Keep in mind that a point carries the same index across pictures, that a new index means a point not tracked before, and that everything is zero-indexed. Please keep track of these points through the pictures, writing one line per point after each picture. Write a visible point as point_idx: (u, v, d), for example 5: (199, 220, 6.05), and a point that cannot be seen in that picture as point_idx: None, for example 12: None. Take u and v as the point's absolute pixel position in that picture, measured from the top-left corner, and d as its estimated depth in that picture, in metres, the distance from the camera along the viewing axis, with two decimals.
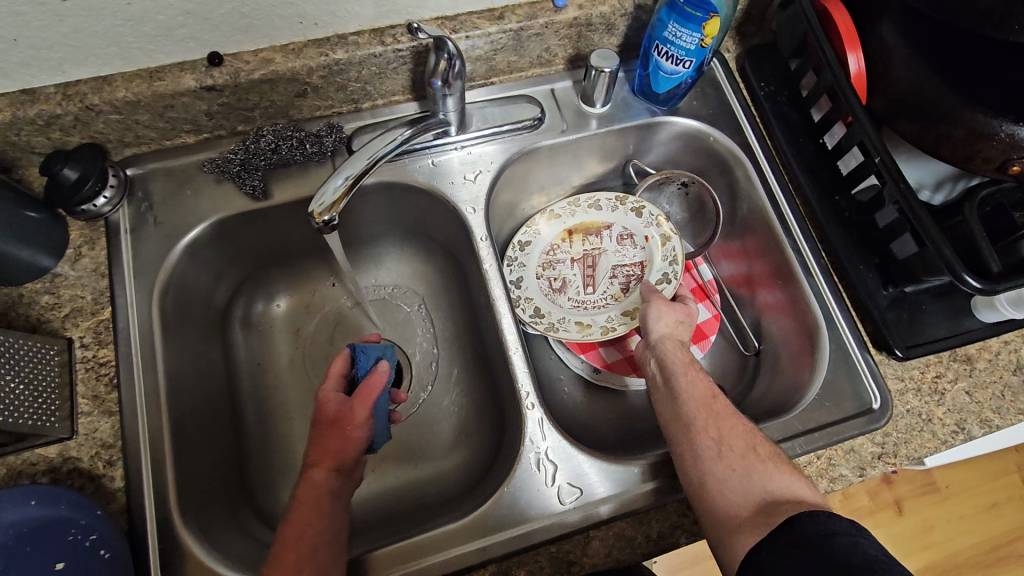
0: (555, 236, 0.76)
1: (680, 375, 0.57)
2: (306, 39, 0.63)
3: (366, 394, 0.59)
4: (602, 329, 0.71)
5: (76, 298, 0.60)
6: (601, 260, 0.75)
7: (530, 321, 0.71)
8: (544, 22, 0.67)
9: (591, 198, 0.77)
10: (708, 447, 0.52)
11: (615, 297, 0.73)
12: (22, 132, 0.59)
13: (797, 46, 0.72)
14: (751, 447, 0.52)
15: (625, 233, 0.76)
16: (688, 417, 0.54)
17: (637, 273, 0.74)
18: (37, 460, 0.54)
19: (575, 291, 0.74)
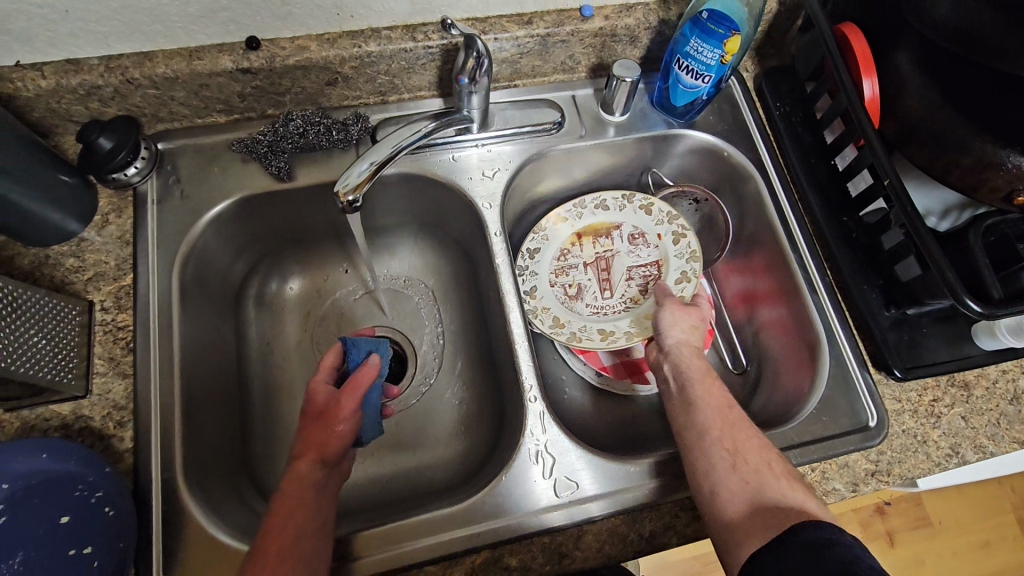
0: (565, 237, 0.77)
1: (696, 382, 0.58)
2: (341, 30, 0.65)
3: (354, 386, 0.60)
4: (627, 334, 0.72)
5: (100, 263, 0.62)
6: (614, 262, 0.77)
7: (551, 331, 0.71)
8: (570, 29, 0.70)
9: (600, 200, 0.78)
10: (724, 459, 0.52)
11: (635, 301, 0.75)
12: (63, 100, 0.61)
13: (814, 69, 0.74)
14: (767, 463, 0.52)
15: (636, 234, 0.78)
16: (706, 427, 0.55)
17: (653, 272, 0.76)
18: (50, 416, 0.55)
19: (593, 296, 0.75)
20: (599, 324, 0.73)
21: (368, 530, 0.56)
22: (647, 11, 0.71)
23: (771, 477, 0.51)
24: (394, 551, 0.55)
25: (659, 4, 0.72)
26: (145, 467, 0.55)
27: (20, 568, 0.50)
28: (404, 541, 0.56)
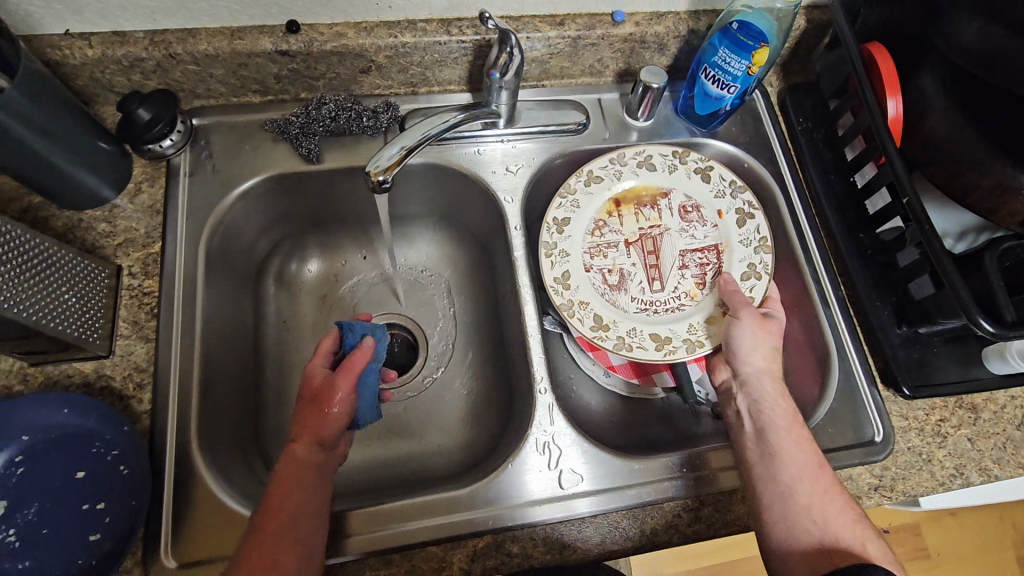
0: (603, 205, 0.73)
1: (782, 431, 0.57)
2: (378, 20, 0.67)
3: (350, 367, 0.60)
4: (683, 341, 0.66)
5: (130, 230, 0.64)
6: (663, 242, 0.72)
7: (595, 335, 0.66)
8: (601, 33, 0.71)
9: (646, 157, 0.74)
10: (809, 530, 0.52)
11: (689, 296, 0.69)
12: (107, 70, 0.63)
13: (839, 86, 0.75)
14: (859, 538, 0.52)
15: (688, 204, 0.73)
16: (793, 488, 0.54)
17: (709, 257, 0.71)
18: (74, 373, 0.57)
19: (640, 291, 0.69)
20: (650, 327, 0.67)
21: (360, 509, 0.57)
22: (678, 20, 0.72)
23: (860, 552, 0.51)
24: (396, 529, 0.56)
25: (690, 14, 0.73)
26: (160, 430, 0.56)
27: (36, 518, 0.51)
28: (407, 520, 0.57)
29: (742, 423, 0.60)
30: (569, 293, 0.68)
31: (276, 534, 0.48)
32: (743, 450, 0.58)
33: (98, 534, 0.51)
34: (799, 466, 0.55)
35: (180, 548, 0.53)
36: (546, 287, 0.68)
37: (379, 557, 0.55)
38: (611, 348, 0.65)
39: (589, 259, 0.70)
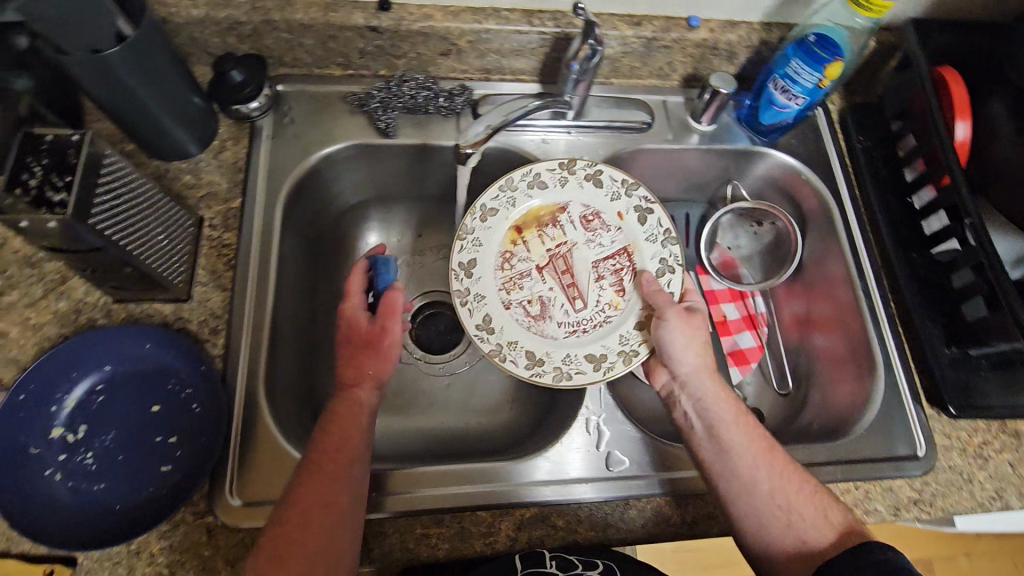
0: (505, 235, 0.71)
1: (730, 425, 0.58)
2: (466, 5, 0.69)
3: (390, 310, 0.59)
4: (618, 351, 0.66)
5: (212, 184, 0.67)
6: (573, 257, 0.72)
7: (532, 374, 0.65)
8: (676, 36, 0.72)
9: (535, 177, 0.71)
10: (776, 517, 0.54)
11: (613, 305, 0.70)
12: (206, 31, 0.66)
13: (902, 108, 0.75)
14: (820, 513, 0.54)
15: (589, 213, 0.73)
16: (753, 479, 0.56)
17: (622, 260, 0.71)
18: (154, 313, 0.60)
19: (565, 314, 0.69)
20: (584, 348, 0.67)
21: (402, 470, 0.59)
22: (751, 31, 0.74)
23: (827, 530, 0.53)
24: (446, 492, 0.58)
25: (763, 25, 0.74)
26: (232, 375, 0.59)
27: (112, 444, 0.55)
28: (453, 485, 0.58)
29: (692, 423, 0.61)
30: (495, 337, 0.67)
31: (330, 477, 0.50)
32: (696, 448, 0.60)
33: (169, 466, 0.55)
34: (752, 455, 0.57)
35: (245, 488, 0.56)
36: (471, 337, 0.66)
37: (432, 518, 0.57)
38: (551, 383, 0.64)
39: (506, 296, 0.69)
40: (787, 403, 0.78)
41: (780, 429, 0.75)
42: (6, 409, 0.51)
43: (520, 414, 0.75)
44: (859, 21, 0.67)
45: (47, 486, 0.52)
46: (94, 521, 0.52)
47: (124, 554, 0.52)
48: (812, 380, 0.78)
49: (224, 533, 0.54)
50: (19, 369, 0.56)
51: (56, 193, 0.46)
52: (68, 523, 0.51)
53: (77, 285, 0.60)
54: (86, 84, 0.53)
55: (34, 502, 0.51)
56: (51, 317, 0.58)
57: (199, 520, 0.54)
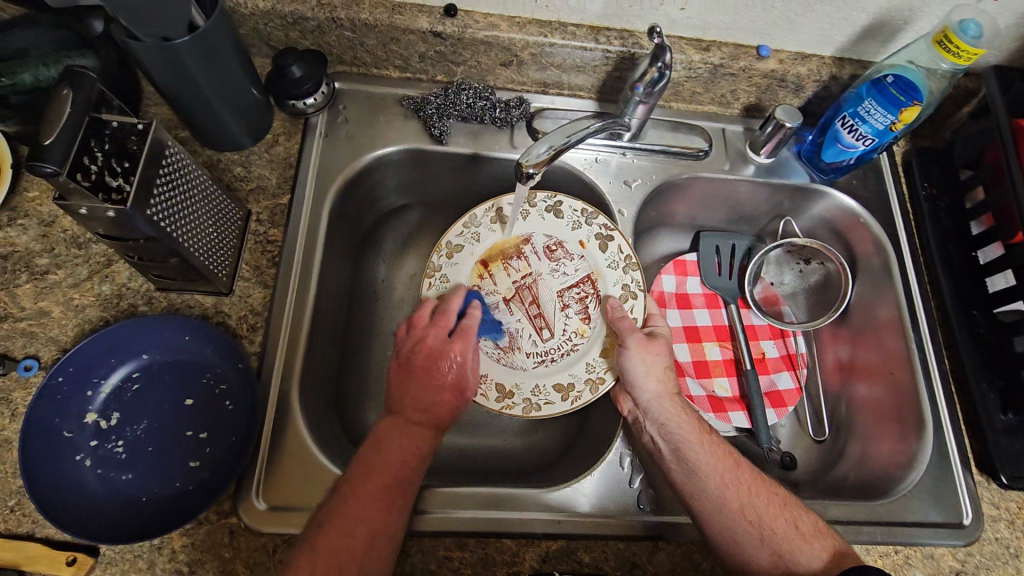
0: (473, 266, 0.72)
1: (695, 446, 0.58)
2: (532, 17, 0.67)
3: (465, 334, 0.62)
4: (585, 379, 0.68)
5: (262, 178, 0.66)
6: (540, 289, 0.73)
7: (502, 407, 0.66)
8: (744, 65, 0.70)
9: (498, 212, 0.73)
10: (750, 533, 0.54)
11: (581, 333, 0.71)
12: (270, 24, 0.65)
13: (976, 156, 0.71)
14: (790, 522, 0.55)
15: (552, 244, 0.74)
16: (722, 498, 0.55)
17: (586, 288, 0.73)
18: (194, 304, 0.60)
19: (532, 345, 0.70)
20: (553, 378, 0.69)
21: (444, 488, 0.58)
22: (822, 65, 0.71)
23: (800, 542, 0.54)
24: (483, 514, 0.57)
25: (834, 60, 0.72)
26: (267, 374, 0.58)
27: (143, 435, 0.55)
28: (478, 509, 0.57)
29: (659, 449, 0.59)
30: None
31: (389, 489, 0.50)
32: (667, 472, 0.59)
33: (197, 462, 0.54)
34: (718, 474, 0.56)
35: (270, 492, 0.55)
36: None
37: (456, 540, 0.56)
38: (522, 414, 0.66)
39: None
40: (822, 452, 0.75)
41: (817, 478, 0.72)
42: (44, 392, 0.51)
43: (547, 436, 0.73)
44: (943, 66, 0.63)
45: (76, 471, 0.52)
46: (119, 511, 0.51)
47: (145, 549, 0.51)
48: (851, 430, 0.74)
49: (245, 536, 0.53)
50: (60, 349, 0.56)
51: (115, 179, 0.46)
52: (94, 511, 0.50)
53: (121, 270, 0.60)
54: (151, 71, 0.53)
55: (64, 486, 0.50)
56: (93, 300, 0.58)
57: (222, 520, 0.53)
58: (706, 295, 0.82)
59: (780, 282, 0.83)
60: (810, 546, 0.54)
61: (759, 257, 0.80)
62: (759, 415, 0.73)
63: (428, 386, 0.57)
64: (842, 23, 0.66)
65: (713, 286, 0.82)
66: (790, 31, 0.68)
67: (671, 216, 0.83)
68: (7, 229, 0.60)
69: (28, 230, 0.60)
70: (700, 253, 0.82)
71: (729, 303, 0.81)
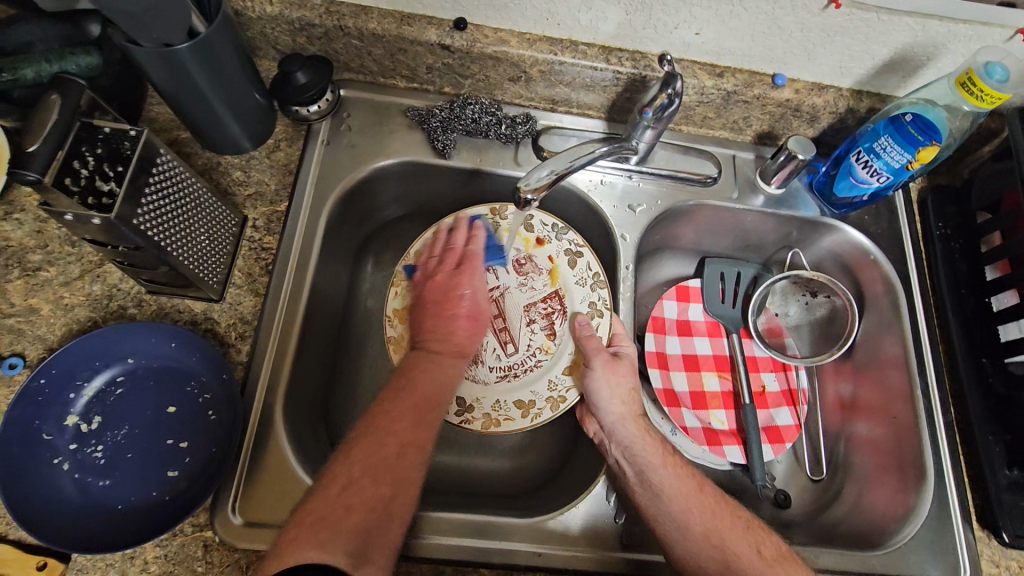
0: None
1: (659, 469, 0.57)
2: (543, 34, 0.66)
3: (468, 270, 0.66)
4: (546, 396, 0.67)
5: (261, 183, 0.66)
6: (507, 303, 0.71)
7: (461, 421, 0.64)
8: (758, 93, 0.68)
9: (468, 222, 0.71)
10: (712, 559, 0.53)
11: (544, 349, 0.69)
12: (277, 29, 0.64)
13: (993, 202, 0.69)
14: (754, 548, 0.54)
15: (521, 257, 0.72)
16: (685, 523, 0.55)
17: (553, 303, 0.71)
18: (183, 309, 0.59)
19: (497, 358, 0.68)
20: (514, 394, 0.67)
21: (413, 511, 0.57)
22: (839, 96, 0.69)
23: (762, 567, 0.53)
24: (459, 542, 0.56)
25: (852, 92, 0.69)
26: (252, 385, 0.57)
27: (123, 441, 0.54)
28: (461, 536, 0.57)
29: (624, 472, 0.59)
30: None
31: (399, 453, 0.52)
32: (631, 496, 0.58)
33: (176, 472, 0.53)
34: (682, 499, 0.56)
35: (246, 507, 0.54)
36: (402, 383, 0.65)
37: (433, 567, 0.55)
38: (481, 430, 0.64)
39: None
40: (817, 493, 0.73)
41: (812, 519, 0.70)
42: (24, 394, 0.51)
43: (534, 459, 0.71)
44: (965, 107, 0.60)
45: (54, 476, 0.51)
46: (93, 518, 0.51)
47: (117, 558, 0.51)
48: (849, 473, 0.72)
49: (219, 552, 0.52)
50: (47, 348, 0.56)
51: (106, 183, 0.46)
52: (68, 518, 0.50)
53: (113, 271, 0.59)
54: (152, 74, 0.52)
55: (39, 489, 0.50)
56: (83, 300, 0.58)
57: (196, 533, 0.52)
58: (708, 323, 0.80)
59: (784, 313, 0.80)
60: (774, 571, 0.53)
61: (764, 288, 0.77)
62: (754, 451, 0.71)
63: (443, 318, 0.63)
64: (863, 55, 0.65)
65: (715, 313, 0.80)
66: (808, 61, 0.66)
67: (676, 241, 0.81)
68: (3, 222, 0.60)
69: (24, 225, 0.60)
70: (704, 280, 0.80)
71: (731, 332, 0.79)
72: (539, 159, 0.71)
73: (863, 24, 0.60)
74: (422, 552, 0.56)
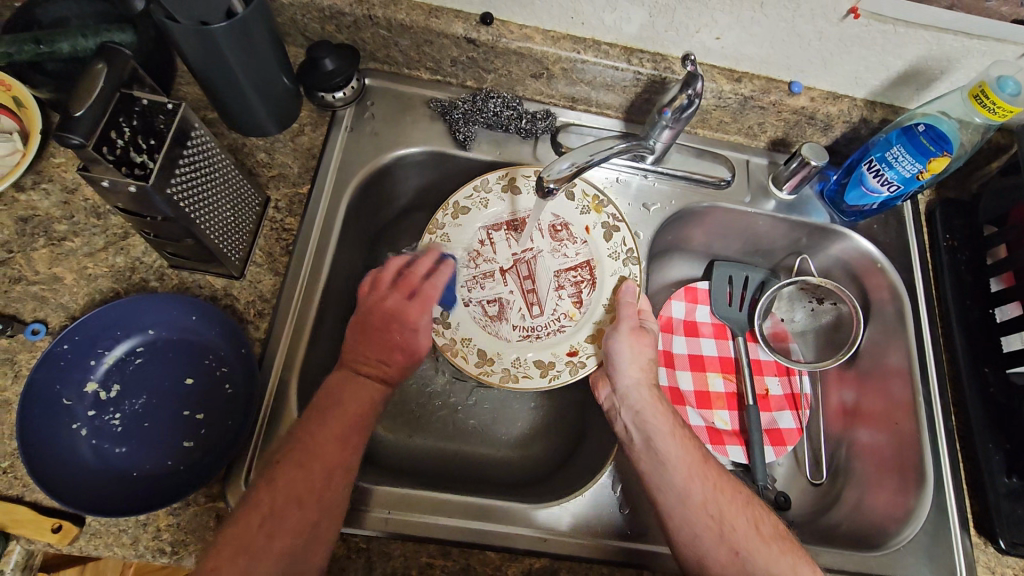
0: (477, 230, 0.73)
1: (667, 438, 0.58)
2: (567, 32, 0.67)
3: (423, 298, 0.60)
4: (565, 359, 0.68)
5: (284, 166, 0.67)
6: (538, 266, 0.72)
7: (480, 372, 0.66)
8: (774, 99, 0.70)
9: (511, 181, 0.72)
10: (710, 529, 0.54)
11: (569, 316, 0.71)
12: (307, 16, 0.66)
13: (999, 216, 0.70)
14: (752, 522, 0.55)
15: (558, 224, 0.74)
16: (686, 491, 0.55)
17: (583, 273, 0.72)
18: (204, 285, 0.60)
19: (520, 318, 0.70)
20: (534, 354, 0.68)
21: (413, 492, 0.58)
22: (853, 106, 0.71)
23: (759, 542, 0.53)
24: (426, 520, 0.57)
25: (866, 102, 0.71)
26: (269, 360, 0.58)
27: (140, 410, 0.55)
28: (460, 518, 0.58)
29: (631, 437, 0.59)
30: (451, 332, 0.68)
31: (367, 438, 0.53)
32: (633, 461, 0.58)
33: (191, 442, 0.54)
34: (685, 467, 0.56)
35: None
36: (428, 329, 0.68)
37: (439, 548, 0.56)
38: (498, 382, 0.66)
39: (467, 294, 0.70)
40: (817, 496, 0.74)
41: (810, 521, 0.71)
42: (47, 358, 0.52)
43: (539, 451, 0.72)
44: (977, 120, 0.62)
45: (72, 440, 0.52)
46: (106, 483, 0.51)
47: (130, 524, 0.52)
48: (848, 478, 0.73)
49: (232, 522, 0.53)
50: (68, 316, 0.57)
51: (139, 154, 0.47)
52: (83, 482, 0.50)
53: (136, 243, 0.60)
54: (186, 53, 0.54)
55: (58, 453, 0.51)
56: (106, 271, 0.59)
57: (209, 503, 0.53)
58: (714, 325, 0.81)
59: (791, 319, 0.82)
60: (772, 547, 0.54)
61: (771, 292, 0.78)
62: (756, 452, 0.72)
63: (375, 347, 0.57)
64: (878, 67, 0.66)
65: (721, 315, 0.81)
66: (824, 70, 0.68)
67: (686, 243, 0.82)
68: (30, 192, 0.61)
69: (50, 196, 0.61)
70: (712, 282, 0.82)
71: (736, 334, 0.80)
72: (557, 155, 0.73)
73: (880, 36, 0.62)
74: (430, 534, 0.57)
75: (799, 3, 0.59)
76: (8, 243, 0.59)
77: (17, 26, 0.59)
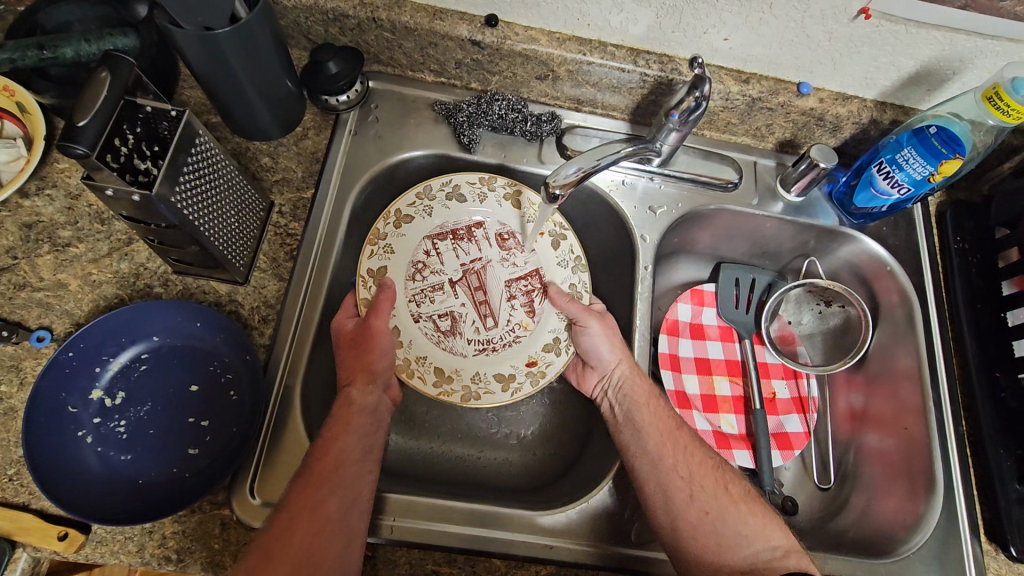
0: (421, 240, 0.69)
1: (640, 406, 0.62)
2: (572, 34, 0.66)
3: (378, 309, 0.61)
4: (525, 370, 0.67)
5: (288, 170, 0.67)
6: (487, 278, 0.70)
7: (439, 393, 0.64)
8: (783, 101, 0.69)
9: (454, 188, 0.70)
10: (681, 485, 0.58)
11: (523, 325, 0.69)
12: (311, 19, 0.65)
13: (1013, 218, 0.69)
14: (722, 485, 0.59)
15: (504, 232, 0.71)
16: (658, 455, 0.59)
17: (533, 281, 0.70)
18: (208, 290, 0.60)
19: (474, 332, 0.68)
20: (493, 368, 0.67)
21: (419, 499, 0.58)
22: (863, 107, 0.70)
23: (728, 503, 0.58)
24: (433, 526, 0.57)
25: (876, 103, 0.70)
26: (274, 366, 0.58)
27: (145, 417, 0.55)
28: (463, 525, 0.57)
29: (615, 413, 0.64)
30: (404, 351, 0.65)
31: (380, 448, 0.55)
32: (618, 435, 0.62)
33: (196, 449, 0.54)
34: (657, 434, 0.61)
35: (264, 487, 0.55)
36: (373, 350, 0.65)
37: (445, 555, 0.56)
38: (459, 402, 0.64)
39: (416, 309, 0.67)
40: (825, 501, 0.73)
41: (818, 529, 0.71)
42: (52, 366, 0.52)
43: (547, 456, 0.72)
44: (990, 122, 0.61)
45: (77, 448, 0.52)
46: (110, 492, 0.51)
47: (136, 532, 0.51)
48: (856, 486, 0.72)
49: (236, 530, 0.53)
50: (73, 323, 0.57)
51: (143, 162, 0.48)
52: (90, 490, 0.51)
53: (141, 249, 0.60)
54: (189, 58, 0.53)
55: (64, 462, 0.51)
56: (111, 277, 0.59)
57: (214, 511, 0.53)
58: (720, 327, 0.80)
59: (799, 322, 0.81)
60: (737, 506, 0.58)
61: (779, 295, 0.78)
62: (763, 457, 0.71)
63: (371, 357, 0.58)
64: (889, 67, 0.65)
65: (728, 318, 0.80)
66: (833, 71, 0.67)
67: (693, 246, 0.82)
68: (35, 197, 0.61)
69: (55, 201, 0.61)
70: (719, 284, 0.81)
71: (743, 337, 0.79)
72: (563, 157, 0.72)
73: (891, 37, 0.61)
74: (435, 540, 0.57)
75: (809, 3, 0.58)
76: (13, 249, 0.59)
77: (19, 31, 0.59)
